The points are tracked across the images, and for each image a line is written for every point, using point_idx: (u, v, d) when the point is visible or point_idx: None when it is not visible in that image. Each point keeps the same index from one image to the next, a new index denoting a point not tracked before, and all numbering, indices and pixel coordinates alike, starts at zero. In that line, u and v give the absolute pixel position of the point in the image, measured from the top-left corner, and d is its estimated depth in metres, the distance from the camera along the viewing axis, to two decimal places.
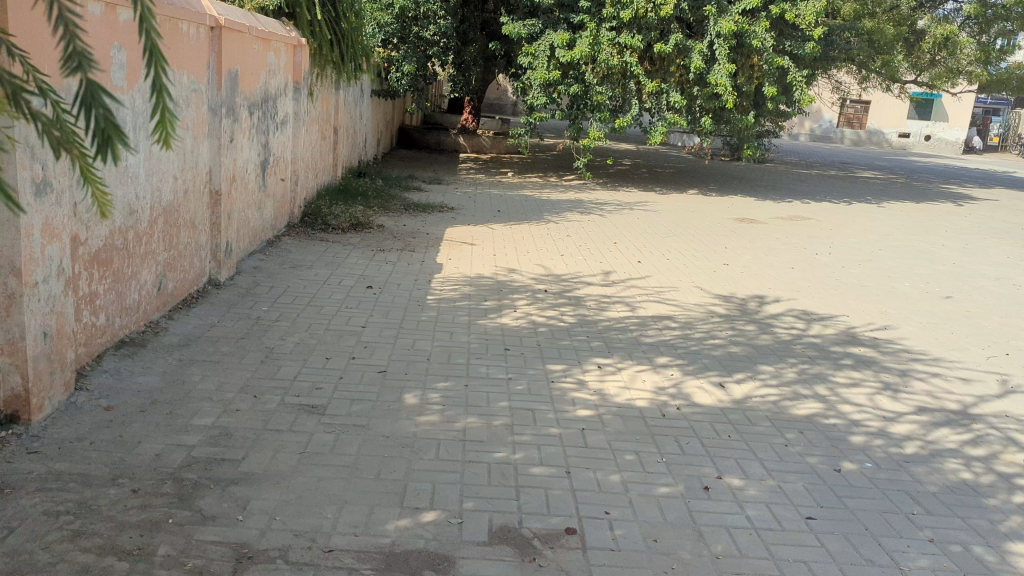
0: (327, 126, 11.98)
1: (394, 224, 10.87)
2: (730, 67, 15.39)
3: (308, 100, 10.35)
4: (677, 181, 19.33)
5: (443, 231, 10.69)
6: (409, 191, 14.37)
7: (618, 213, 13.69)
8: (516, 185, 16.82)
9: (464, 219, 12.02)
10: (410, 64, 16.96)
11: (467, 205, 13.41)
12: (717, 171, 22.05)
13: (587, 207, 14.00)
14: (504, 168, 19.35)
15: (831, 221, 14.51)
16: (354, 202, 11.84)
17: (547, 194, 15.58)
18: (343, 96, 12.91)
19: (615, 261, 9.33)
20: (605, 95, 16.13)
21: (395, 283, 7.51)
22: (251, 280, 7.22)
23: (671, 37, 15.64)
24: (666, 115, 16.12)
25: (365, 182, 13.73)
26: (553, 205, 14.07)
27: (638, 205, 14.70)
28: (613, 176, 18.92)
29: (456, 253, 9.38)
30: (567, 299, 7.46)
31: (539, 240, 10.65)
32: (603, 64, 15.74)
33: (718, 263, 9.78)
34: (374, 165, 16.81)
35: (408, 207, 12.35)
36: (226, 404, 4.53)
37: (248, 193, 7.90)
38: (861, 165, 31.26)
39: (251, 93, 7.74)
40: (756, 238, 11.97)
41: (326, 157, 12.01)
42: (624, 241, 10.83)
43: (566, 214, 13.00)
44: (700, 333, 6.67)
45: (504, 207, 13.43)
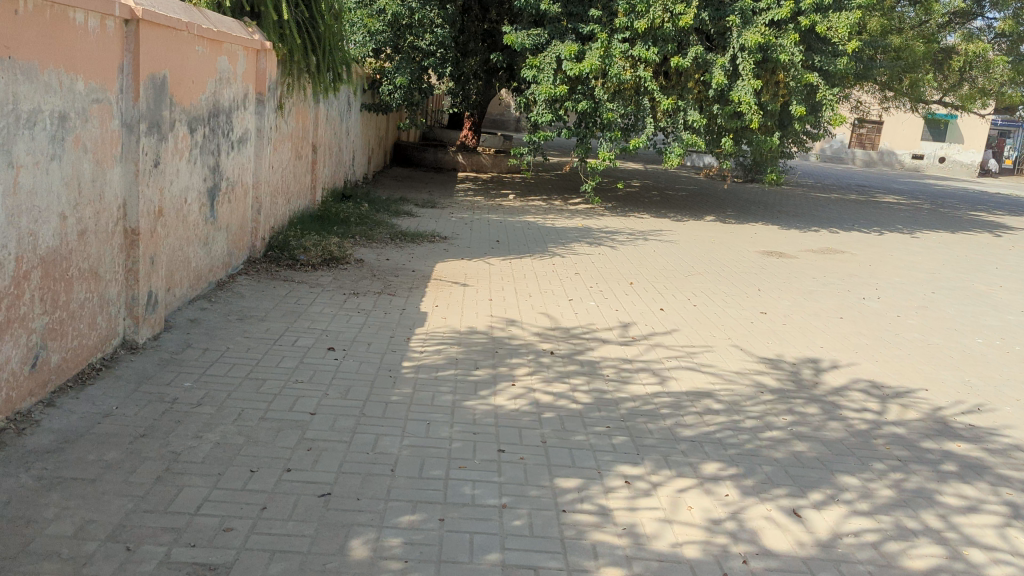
0: (302, 143, 10.56)
1: (375, 258, 9.41)
2: (756, 83, 14.04)
3: (275, 114, 8.90)
4: (691, 206, 17.89)
5: (432, 267, 9.22)
6: (398, 216, 12.91)
7: (631, 244, 12.24)
8: (517, 209, 15.39)
9: (457, 250, 10.58)
10: (403, 75, 15.56)
11: (461, 233, 11.96)
12: (731, 195, 20.62)
13: (596, 237, 12.57)
14: (504, 189, 17.90)
15: (866, 254, 13.07)
16: (333, 231, 10.40)
17: (550, 220, 14.15)
18: (322, 109, 11.50)
19: (634, 309, 7.85)
20: (617, 113, 14.71)
21: (362, 344, 6.02)
22: (181, 340, 5.73)
23: (690, 50, 14.27)
24: (684, 135, 14.73)
25: (349, 206, 12.29)
26: (558, 233, 12.62)
27: (652, 234, 13.25)
28: (622, 200, 17.50)
29: (446, 296, 7.91)
30: (578, 365, 5.96)
31: (544, 279, 9.18)
32: (616, 78, 14.33)
33: (755, 311, 8.30)
34: (362, 185, 15.36)
35: (396, 236, 10.92)
36: (77, 568, 3.03)
37: (187, 228, 6.44)
38: (877, 189, 29.86)
39: (191, 105, 6.28)
40: (789, 277, 10.51)
41: (300, 179, 10.59)
42: (641, 281, 9.36)
43: (572, 245, 11.56)
44: (752, 419, 5.17)
45: (503, 236, 11.98)
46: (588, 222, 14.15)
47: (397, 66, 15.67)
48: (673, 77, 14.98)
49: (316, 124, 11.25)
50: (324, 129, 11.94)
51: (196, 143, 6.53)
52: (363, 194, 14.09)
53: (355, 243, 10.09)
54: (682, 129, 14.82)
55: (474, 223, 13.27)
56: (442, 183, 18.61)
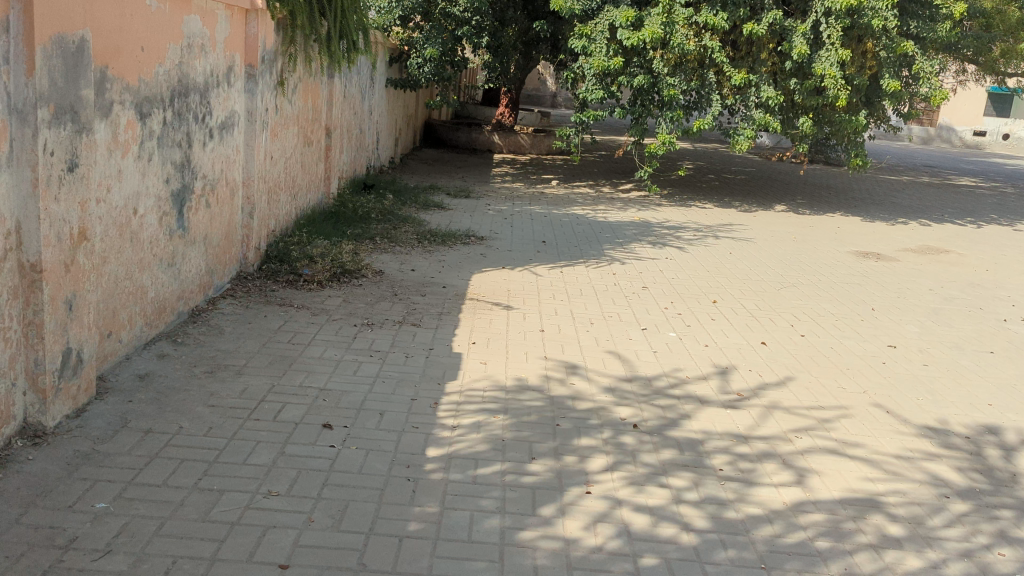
0: (312, 125, 8.88)
1: (397, 269, 7.71)
2: (843, 53, 12.08)
3: (273, 93, 7.19)
4: (756, 193, 15.96)
5: (467, 282, 7.49)
6: (427, 209, 11.20)
7: (700, 242, 10.41)
8: (561, 198, 13.59)
9: (495, 254, 8.84)
10: (434, 47, 13.77)
11: (499, 230, 10.22)
12: (795, 178, 18.58)
13: (656, 234, 10.75)
14: (546, 174, 16.10)
15: (974, 253, 11.09)
16: (346, 232, 8.72)
17: (600, 212, 12.36)
18: (338, 85, 9.80)
19: (728, 346, 6.07)
20: (679, 89, 12.84)
21: (371, 418, 4.31)
22: (114, 415, 4.06)
23: (766, 16, 12.35)
24: (756, 114, 12.83)
25: (368, 198, 10.60)
26: (613, 230, 10.81)
27: (722, 230, 11.41)
28: (678, 186, 15.61)
29: (485, 326, 6.18)
30: (676, 449, 4.21)
31: (605, 295, 7.41)
32: (678, 49, 12.44)
33: (881, 345, 6.45)
34: (388, 173, 13.67)
35: (418, 237, 9.22)
36: None
37: (138, 248, 4.79)
38: (945, 169, 27.51)
39: (137, 80, 4.59)
40: (900, 288, 8.60)
41: (309, 170, 8.92)
42: (725, 298, 7.54)
43: (631, 246, 9.76)
44: (957, 558, 3.39)
45: (548, 235, 10.22)
46: (644, 214, 12.34)
47: (427, 36, 13.89)
48: (744, 48, 13.06)
49: (330, 104, 9.57)
50: (340, 109, 10.25)
51: (152, 132, 4.87)
52: (387, 183, 12.40)
53: (371, 247, 8.40)
54: (754, 108, 12.92)
55: (513, 216, 11.52)
56: (476, 167, 16.85)
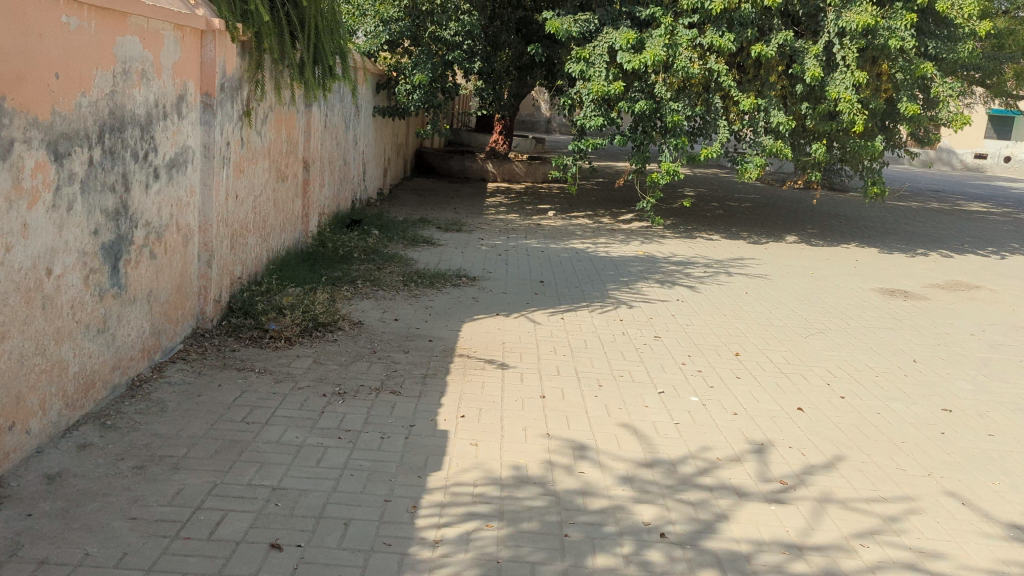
0: (285, 158, 8.08)
1: (378, 320, 6.88)
2: (858, 76, 11.37)
3: (237, 125, 6.39)
4: (763, 222, 15.20)
5: (457, 334, 6.65)
6: (415, 245, 10.37)
7: (711, 280, 9.59)
8: (559, 231, 12.79)
9: (489, 297, 8.01)
10: (423, 72, 13.04)
11: (493, 269, 9.38)
12: (802, 206, 17.84)
13: (662, 271, 9.92)
14: (543, 205, 15.34)
15: (1005, 289, 10.29)
16: (323, 276, 7.89)
17: (601, 245, 11.56)
18: (317, 114, 9.02)
19: (760, 415, 5.23)
20: (684, 115, 12.10)
21: (332, 532, 3.45)
22: (4, 538, 3.19)
23: (775, 37, 11.64)
24: (765, 141, 12.09)
25: (350, 234, 9.78)
26: (617, 267, 9.99)
27: (734, 265, 10.60)
28: (681, 216, 14.82)
29: (476, 391, 5.33)
30: (717, 570, 3.35)
31: (613, 346, 6.56)
32: (682, 72, 11.72)
33: (932, 409, 5.62)
34: (375, 206, 12.87)
35: (404, 279, 8.39)
36: None
37: (53, 316, 3.94)
38: (951, 193, 26.84)
39: (48, 112, 3.77)
40: (937, 333, 7.77)
41: (282, 207, 8.10)
42: (748, 350, 6.70)
43: (637, 286, 8.93)
44: None
45: (547, 273, 9.39)
46: (648, 248, 11.54)
47: (415, 61, 13.13)
48: (751, 71, 12.35)
49: (307, 134, 8.78)
50: (319, 140, 9.46)
51: (73, 175, 4.05)
52: (373, 217, 11.59)
53: (350, 294, 7.56)
54: (763, 134, 12.19)
55: (508, 251, 10.69)
56: (469, 198, 16.07)
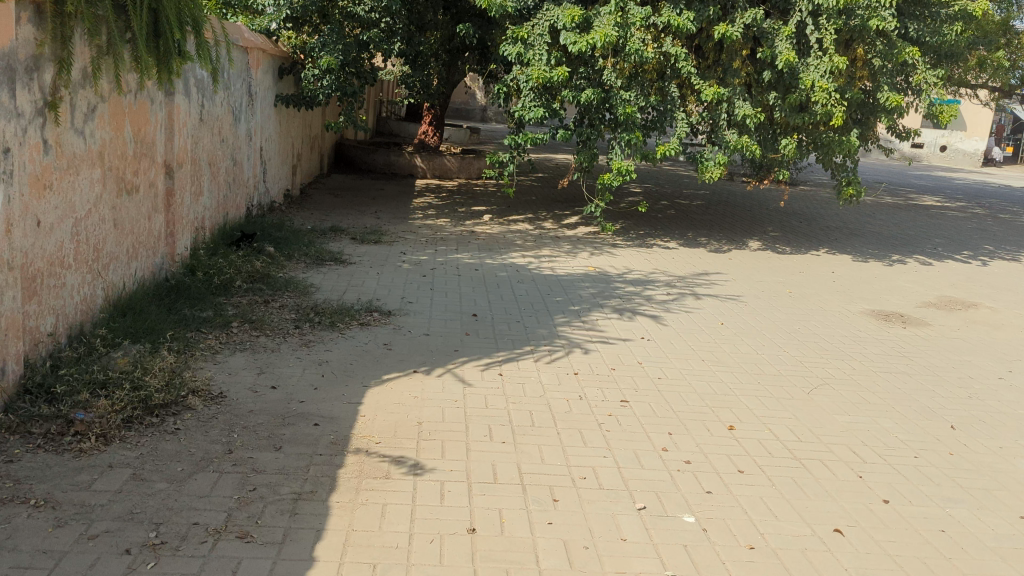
0: (132, 162, 6.14)
1: (248, 389, 5.04)
2: (836, 61, 9.91)
3: (28, 124, 4.46)
4: (721, 225, 13.73)
5: (354, 410, 4.86)
6: (319, 266, 8.51)
7: (678, 307, 7.96)
8: (495, 240, 11.08)
9: (403, 342, 6.23)
10: (330, 55, 11.10)
11: (413, 296, 7.61)
12: (759, 203, 16.46)
13: (617, 293, 8.29)
14: (477, 207, 13.59)
15: (1008, 308, 8.95)
16: (181, 323, 6.01)
17: (543, 259, 9.89)
18: (184, 104, 7.08)
19: (786, 547, 3.63)
20: (636, 106, 10.51)
21: None
22: None
23: (740, 15, 10.10)
24: (729, 136, 10.56)
25: (234, 254, 7.88)
26: (563, 289, 8.31)
27: (700, 284, 9.03)
28: (632, 219, 13.25)
29: (371, 523, 3.59)
30: None
31: (569, 421, 4.88)
32: (635, 56, 10.12)
33: (1008, 517, 4.10)
34: (277, 213, 10.96)
35: (294, 319, 6.56)
36: None
37: None
38: (899, 184, 25.94)
39: None
40: (962, 379, 6.30)
41: (131, 228, 6.18)
42: (745, 419, 5.10)
43: (590, 318, 7.27)
44: None
45: (479, 301, 7.64)
46: (597, 261, 9.93)
47: (323, 41, 11.20)
48: (713, 55, 10.80)
49: (167, 130, 6.83)
50: (190, 137, 7.51)
51: None
52: (272, 228, 9.68)
53: (215, 349, 5.69)
54: (726, 128, 10.67)
55: (434, 270, 8.92)
56: (393, 199, 14.21)
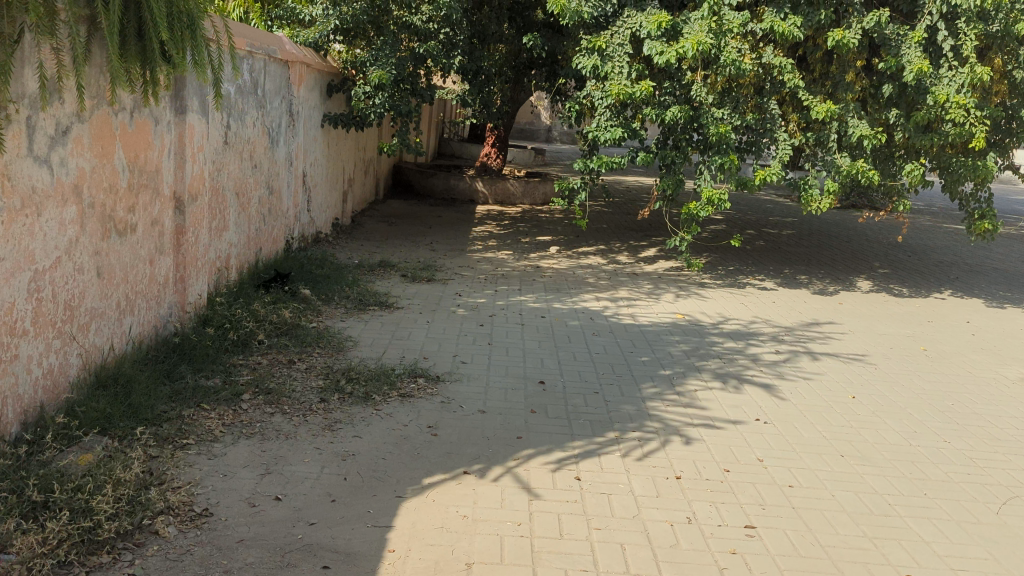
0: (127, 196, 5.01)
1: (243, 503, 3.78)
2: (975, 73, 8.39)
3: None
4: (819, 260, 12.16)
5: (382, 541, 3.55)
6: (361, 313, 7.30)
7: (792, 371, 6.49)
8: (565, 278, 9.76)
9: (453, 422, 4.92)
10: (381, 70, 9.93)
11: (467, 353, 6.31)
12: (857, 234, 14.80)
13: (714, 351, 6.86)
14: (544, 238, 12.29)
15: None
16: (173, 400, 4.79)
17: (620, 301, 8.52)
18: (200, 123, 5.95)
19: None
20: (731, 126, 9.12)
21: None
22: None
23: (858, 20, 8.65)
24: (841, 161, 9.09)
25: (259, 300, 6.71)
26: (648, 344, 6.91)
27: (812, 338, 7.53)
28: (718, 252, 11.78)
29: None
30: None
31: (678, 567, 3.49)
32: (732, 68, 8.75)
33: None
34: (321, 247, 9.85)
35: (320, 388, 5.31)
36: None
37: None
38: (1003, 211, 23.86)
39: None
40: None
41: (125, 275, 5.05)
42: (925, 566, 3.64)
43: (686, 387, 5.86)
44: None
45: (546, 359, 6.30)
46: (684, 306, 8.52)
47: (375, 54, 10.06)
48: (822, 67, 9.49)
49: (178, 155, 5.70)
50: (211, 162, 6.38)
51: None
52: (310, 266, 8.53)
53: (211, 437, 4.46)
54: (836, 151, 9.21)
55: (494, 316, 7.62)
56: (452, 227, 13.02)
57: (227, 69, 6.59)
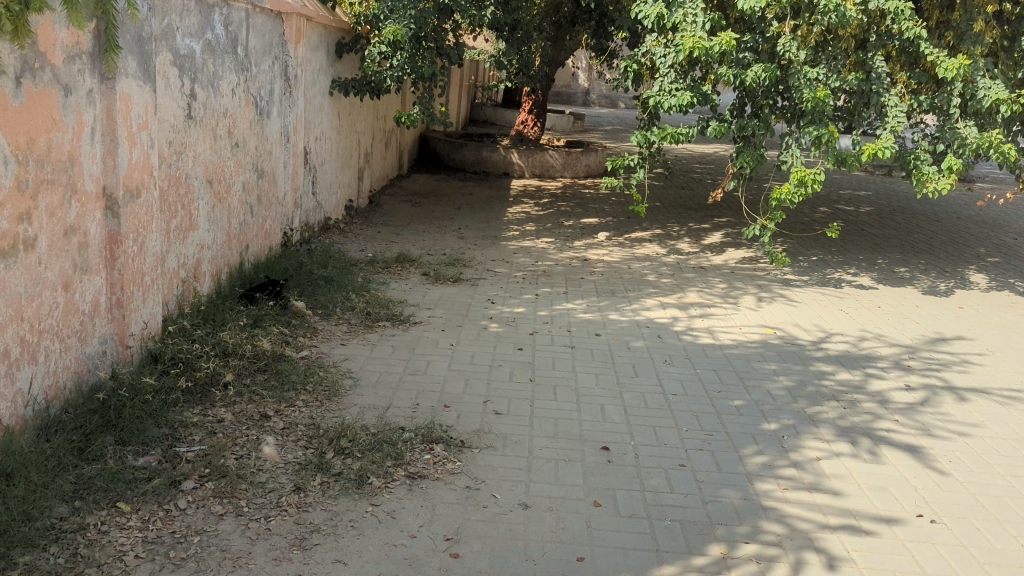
0: (15, 199, 3.48)
1: None
2: None
3: None
4: (913, 246, 10.42)
5: None
6: (369, 332, 5.78)
7: (938, 421, 4.84)
8: (619, 274, 8.16)
9: (483, 529, 3.37)
10: (397, 25, 8.26)
11: (500, 398, 4.74)
12: (945, 213, 13.01)
13: (825, 386, 5.24)
14: (590, 222, 10.67)
15: None
16: (73, 500, 3.30)
17: (691, 308, 6.92)
18: (147, 91, 4.41)
19: None
20: (830, 88, 7.48)
21: None
22: None
23: None
24: (966, 133, 7.40)
25: (233, 321, 5.21)
26: (736, 378, 5.30)
27: (944, 364, 5.87)
28: (794, 239, 10.10)
29: None
30: None
31: None
32: (835, 16, 7.07)
33: None
34: (327, 240, 8.36)
35: (297, 464, 3.80)
36: None
37: None
38: None
39: None
40: None
41: (18, 309, 3.54)
42: None
43: (804, 454, 4.25)
44: None
45: (606, 406, 4.71)
46: (771, 315, 6.89)
47: (390, 6, 8.41)
48: (942, 12, 7.82)
49: (109, 135, 4.13)
50: (164, 142, 4.81)
51: None
52: (311, 267, 7.02)
53: (118, 570, 2.97)
54: (959, 119, 7.55)
55: (536, 333, 6.04)
56: (484, 207, 11.44)
57: (189, 19, 5.04)
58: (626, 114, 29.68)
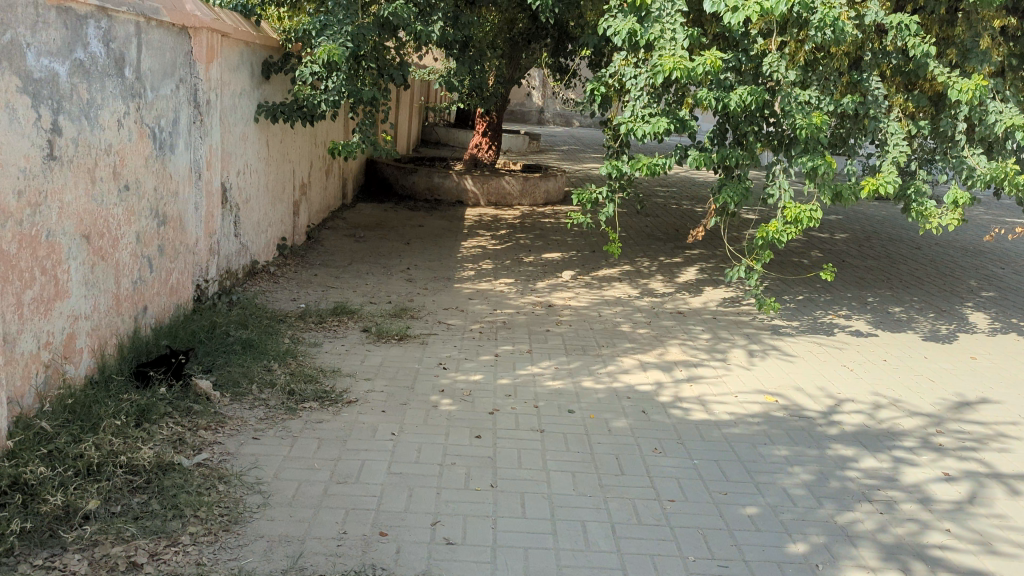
0: None
1: None
2: None
3: None
4: (899, 281, 9.67)
5: None
6: (290, 418, 4.68)
7: (998, 529, 3.91)
8: (589, 323, 7.18)
9: None
10: (332, 42, 7.20)
11: (453, 517, 3.69)
12: (922, 240, 12.37)
13: (851, 481, 4.31)
14: (553, 259, 9.72)
15: None
16: None
17: (676, 369, 5.96)
18: None
19: None
20: (823, 113, 6.64)
21: None
22: None
23: None
24: (974, 164, 6.61)
25: (110, 418, 4.08)
26: (744, 471, 4.33)
27: (980, 441, 4.98)
28: (774, 275, 9.26)
29: None
30: None
31: None
32: (830, 33, 6.24)
33: None
34: (251, 292, 7.25)
35: None
36: None
37: None
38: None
39: None
40: None
41: None
42: None
43: None
44: None
45: (589, 524, 3.70)
46: (767, 375, 5.95)
47: (324, 20, 7.34)
48: (940, 28, 7.03)
49: None
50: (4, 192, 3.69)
51: None
52: (226, 330, 5.90)
53: None
54: (965, 146, 6.81)
55: (496, 410, 4.99)
56: (436, 242, 10.41)
57: (46, 35, 3.97)
58: (583, 133, 28.99)
